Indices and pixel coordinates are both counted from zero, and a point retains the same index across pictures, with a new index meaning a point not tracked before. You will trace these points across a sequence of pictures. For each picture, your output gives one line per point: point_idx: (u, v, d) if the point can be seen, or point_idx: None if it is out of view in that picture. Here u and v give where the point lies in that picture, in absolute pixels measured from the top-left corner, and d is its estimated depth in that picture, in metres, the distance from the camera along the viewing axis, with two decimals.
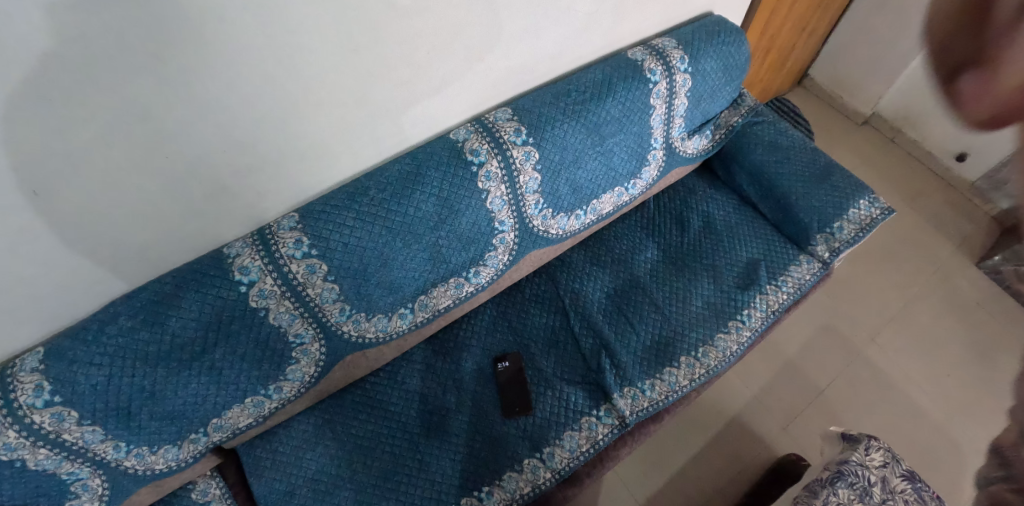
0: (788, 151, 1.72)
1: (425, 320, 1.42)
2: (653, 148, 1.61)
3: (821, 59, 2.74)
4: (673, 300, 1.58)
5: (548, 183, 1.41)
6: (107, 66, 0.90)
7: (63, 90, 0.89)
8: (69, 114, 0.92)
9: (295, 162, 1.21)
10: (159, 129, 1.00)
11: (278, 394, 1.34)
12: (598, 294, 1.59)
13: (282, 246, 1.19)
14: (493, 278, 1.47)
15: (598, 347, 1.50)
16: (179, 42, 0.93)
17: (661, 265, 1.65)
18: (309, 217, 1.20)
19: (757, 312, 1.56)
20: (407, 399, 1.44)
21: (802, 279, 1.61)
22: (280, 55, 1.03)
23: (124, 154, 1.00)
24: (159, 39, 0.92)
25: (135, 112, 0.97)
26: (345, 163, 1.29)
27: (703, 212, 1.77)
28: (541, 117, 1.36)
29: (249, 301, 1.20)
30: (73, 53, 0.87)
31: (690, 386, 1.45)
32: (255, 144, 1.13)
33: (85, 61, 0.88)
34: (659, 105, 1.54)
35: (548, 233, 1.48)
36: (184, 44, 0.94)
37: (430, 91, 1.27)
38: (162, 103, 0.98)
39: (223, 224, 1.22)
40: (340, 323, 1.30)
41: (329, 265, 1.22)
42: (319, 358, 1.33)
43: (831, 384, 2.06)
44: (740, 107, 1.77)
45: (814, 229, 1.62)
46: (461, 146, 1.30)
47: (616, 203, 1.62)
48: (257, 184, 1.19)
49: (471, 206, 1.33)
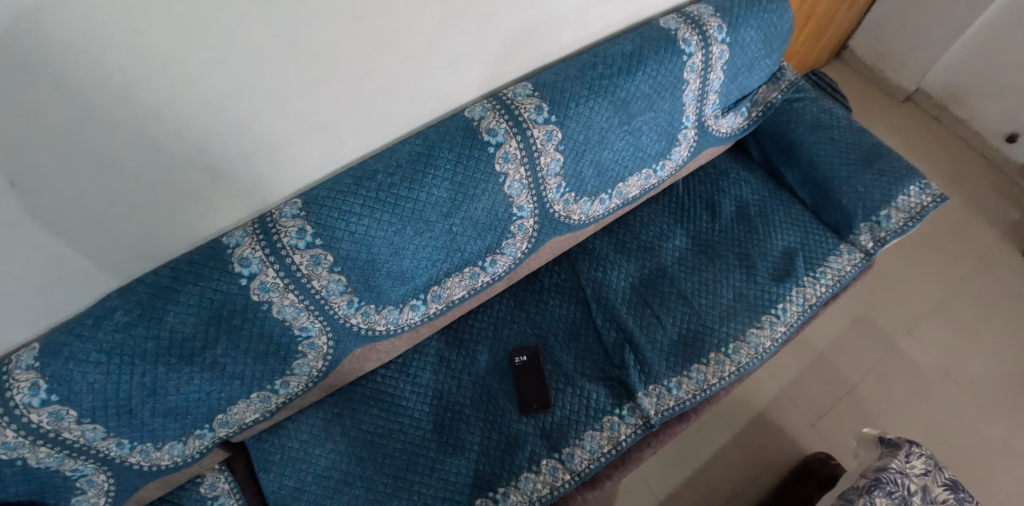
0: (830, 131, 1.61)
1: (438, 311, 1.33)
2: (684, 128, 1.49)
3: (862, 30, 2.55)
4: (703, 292, 1.47)
5: (571, 165, 1.30)
6: (85, 42, 0.82)
7: (36, 68, 0.81)
8: (44, 94, 0.84)
9: (295, 145, 1.11)
10: (143, 111, 0.92)
11: (285, 389, 1.28)
12: (623, 285, 1.49)
13: (284, 235, 1.10)
14: (511, 267, 1.36)
15: (621, 341, 1.40)
16: (160, 12, 0.84)
17: (690, 253, 1.55)
18: (313, 204, 1.11)
19: (792, 306, 1.46)
20: (419, 394, 1.37)
21: (842, 271, 1.52)
22: (278, 27, 0.93)
23: (107, 139, 0.92)
24: (138, 9, 0.82)
25: (115, 92, 0.88)
26: (350, 144, 1.19)
27: (735, 195, 1.65)
28: (565, 93, 1.24)
29: (251, 295, 1.12)
30: (44, 26, 0.79)
31: (720, 385, 1.36)
32: (251, 126, 1.03)
33: (58, 36, 0.80)
34: (693, 79, 1.42)
35: (570, 219, 1.37)
36: (166, 15, 0.84)
37: (442, 65, 1.16)
38: (139, 81, 0.89)
39: (220, 212, 1.13)
40: (348, 315, 1.22)
41: (335, 255, 1.13)
42: (327, 352, 1.26)
43: (864, 378, 1.96)
44: (780, 82, 1.67)
45: (858, 217, 1.53)
46: (477, 126, 1.19)
47: (644, 187, 1.50)
48: (256, 168, 1.10)
49: (488, 192, 1.22)
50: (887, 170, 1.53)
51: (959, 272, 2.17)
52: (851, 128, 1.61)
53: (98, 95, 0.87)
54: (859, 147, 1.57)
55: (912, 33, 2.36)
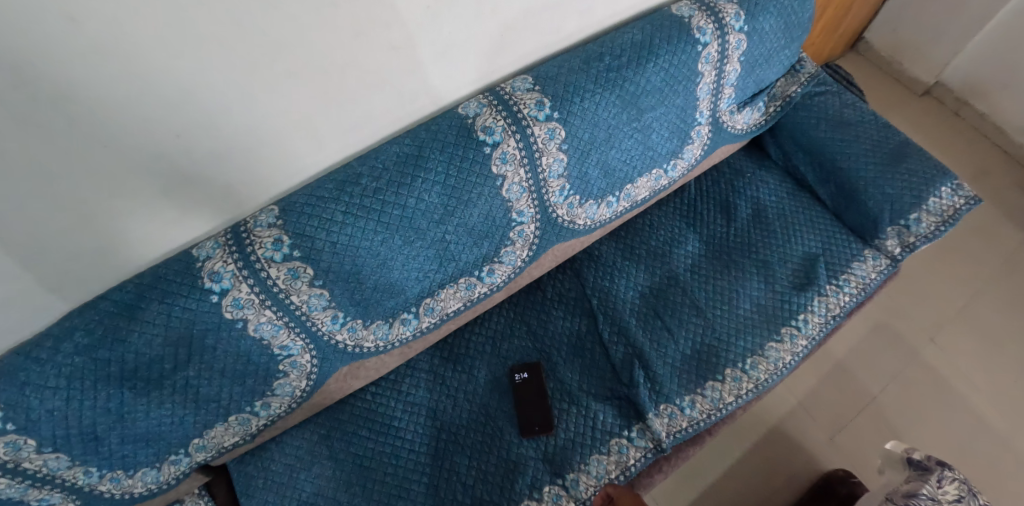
0: (854, 128, 1.50)
1: (431, 325, 1.22)
2: (697, 124, 1.38)
3: (880, 20, 2.43)
4: (718, 302, 1.37)
5: (576, 166, 1.18)
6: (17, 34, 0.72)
7: None
8: None
9: (269, 147, 1.01)
10: (91, 111, 0.82)
11: (267, 410, 1.19)
12: (631, 295, 1.38)
13: (258, 246, 1.00)
14: (510, 277, 1.25)
15: (630, 356, 1.30)
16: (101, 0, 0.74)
17: (704, 259, 1.44)
18: (291, 211, 1.01)
19: (814, 317, 1.36)
20: (412, 414, 1.27)
21: (866, 278, 1.41)
22: (241, 15, 0.82)
23: (51, 143, 0.82)
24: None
25: (57, 91, 0.78)
26: (332, 145, 1.08)
27: (752, 197, 1.54)
28: (568, 87, 1.13)
29: (223, 313, 1.01)
30: None
31: (736, 404, 1.26)
32: (217, 126, 0.93)
33: None
34: (708, 71, 1.31)
35: (574, 225, 1.26)
36: (109, 1, 0.74)
37: (431, 57, 1.05)
38: (84, 77, 0.79)
39: (188, 221, 1.03)
40: (333, 332, 1.12)
41: (316, 267, 1.03)
42: (311, 371, 1.16)
43: (885, 388, 1.86)
44: (799, 75, 1.57)
45: (885, 220, 1.42)
46: (472, 124, 1.08)
47: (653, 188, 1.39)
48: (225, 173, 1.00)
49: (484, 196, 1.11)
50: (916, 169, 1.41)
51: (984, 275, 2.05)
52: (876, 124, 1.50)
53: (37, 92, 0.78)
54: (885, 145, 1.46)
55: (933, 24, 2.24)
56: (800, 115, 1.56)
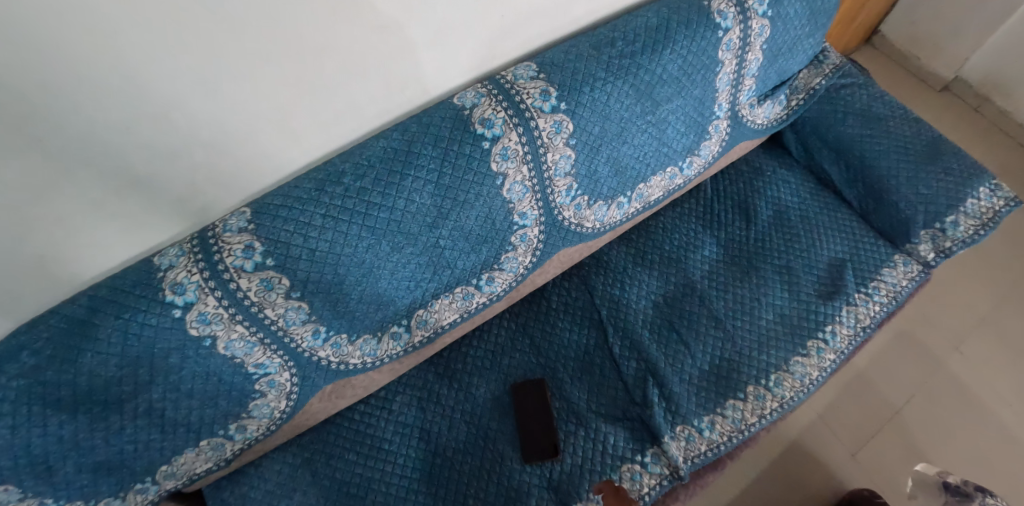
0: (883, 123, 1.39)
1: (424, 340, 1.11)
2: (715, 118, 1.27)
3: (896, 13, 2.31)
4: (738, 313, 1.25)
5: (584, 163, 1.07)
6: None
7: None
8: None
9: (237, 141, 0.89)
10: (22, 96, 0.71)
11: (242, 434, 1.07)
12: (643, 305, 1.27)
13: (226, 254, 0.89)
14: (511, 286, 1.13)
15: (643, 373, 1.18)
16: None
17: (722, 266, 1.33)
18: (265, 214, 0.90)
19: (843, 329, 1.24)
20: (404, 436, 1.15)
21: (897, 286, 1.30)
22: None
23: None
24: None
25: None
26: (311, 140, 0.96)
27: (772, 197, 1.42)
28: (577, 75, 1.01)
29: (188, 329, 0.90)
30: None
31: (760, 425, 1.14)
32: (174, 117, 0.81)
33: None
34: (728, 60, 1.19)
35: (582, 228, 1.15)
36: None
37: (422, 40, 0.93)
38: (10, 59, 0.68)
39: (148, 226, 0.92)
40: (314, 348, 1.01)
41: (292, 278, 0.92)
42: (291, 391, 1.04)
43: (909, 401, 1.74)
44: (823, 66, 1.45)
45: (919, 223, 1.31)
46: (468, 115, 0.96)
47: (668, 188, 1.28)
48: (187, 171, 0.88)
49: (482, 197, 1.00)
50: (953, 167, 1.30)
51: (1012, 280, 1.93)
52: (907, 119, 1.39)
53: None
54: (917, 141, 1.35)
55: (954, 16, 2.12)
56: (825, 108, 1.44)
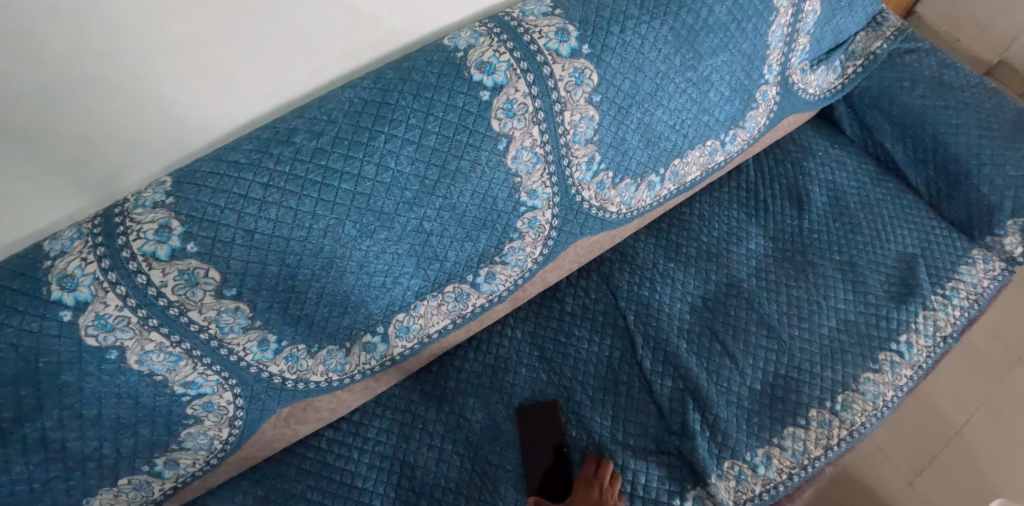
0: (960, 91, 1.16)
1: (407, 352, 0.88)
2: (764, 82, 1.04)
3: None
4: (794, 319, 1.03)
5: (610, 129, 0.84)
6: None
7: None
8: None
9: (147, 83, 0.68)
10: None
11: (173, 470, 0.82)
12: (678, 309, 1.04)
13: (134, 236, 0.66)
14: (516, 284, 0.90)
15: (680, 393, 0.95)
16: None
17: (770, 261, 1.10)
18: (189, 184, 0.68)
19: (920, 339, 1.01)
20: (381, 471, 0.92)
21: (980, 287, 1.07)
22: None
23: None
24: None
25: None
26: (251, 89, 0.75)
27: (826, 180, 1.20)
28: (602, 11, 0.79)
29: (85, 338, 0.67)
30: None
31: (826, 459, 0.92)
32: (48, 40, 0.60)
33: None
34: (784, 8, 0.97)
35: (605, 213, 0.92)
36: None
37: None
38: None
39: (31, 199, 0.69)
40: (263, 363, 0.78)
41: (224, 270, 0.70)
42: (235, 416, 0.81)
43: (972, 419, 1.43)
44: (882, 28, 1.22)
45: (1007, 210, 1.07)
46: (462, 59, 0.74)
47: (707, 166, 1.05)
48: (77, 122, 0.66)
49: (479, 166, 0.77)
50: None
51: None
52: (987, 87, 1.16)
53: None
54: (1003, 112, 1.12)
55: None
56: (887, 76, 1.22)
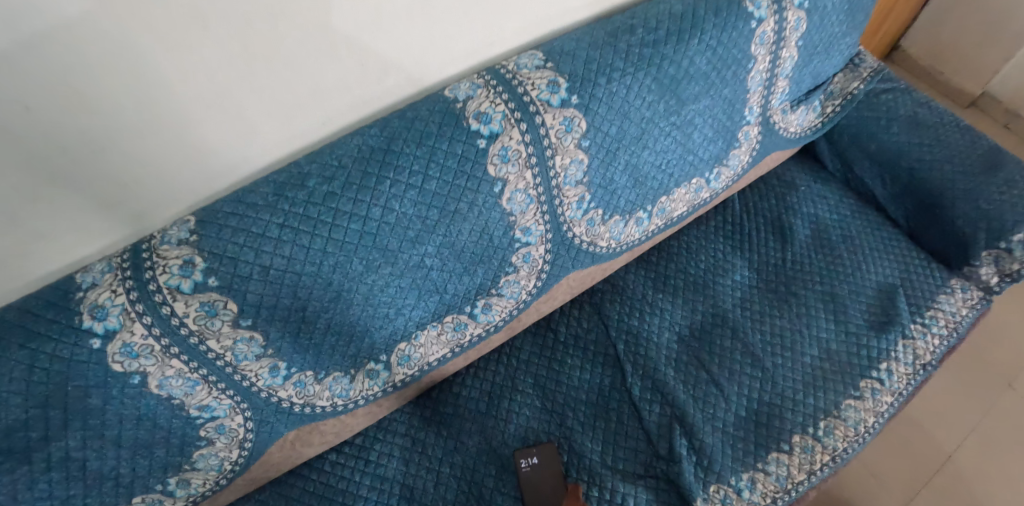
0: (934, 130, 1.22)
1: (408, 379, 0.94)
2: (745, 124, 1.11)
3: (920, 21, 2.08)
4: (777, 348, 1.07)
5: (599, 171, 0.91)
6: None
7: None
8: None
9: (177, 134, 0.75)
10: None
11: (184, 490, 0.87)
12: (666, 338, 1.09)
13: (160, 270, 0.73)
14: (512, 314, 0.96)
15: (667, 419, 1.00)
16: None
17: (755, 292, 1.15)
18: (211, 223, 0.74)
19: (901, 367, 1.06)
20: (382, 493, 0.96)
21: (957, 316, 1.12)
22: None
23: None
24: None
25: None
26: (269, 137, 0.82)
27: (809, 214, 1.26)
28: (590, 64, 0.86)
29: (111, 365, 0.73)
30: None
31: (809, 484, 0.95)
32: (93, 98, 0.67)
33: None
34: (762, 56, 1.05)
35: (595, 248, 0.98)
36: None
37: (401, 15, 0.79)
38: None
39: (68, 237, 0.76)
40: (273, 388, 0.84)
41: (242, 302, 0.76)
42: (245, 439, 0.86)
43: (961, 445, 1.47)
44: (859, 70, 1.29)
45: (980, 242, 1.13)
46: (462, 110, 0.81)
47: (693, 202, 1.11)
48: (113, 165, 0.73)
49: (477, 207, 0.83)
50: (1019, 178, 1.13)
51: None
52: (960, 126, 1.23)
53: None
54: (974, 150, 1.18)
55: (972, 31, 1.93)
56: (865, 116, 1.29)
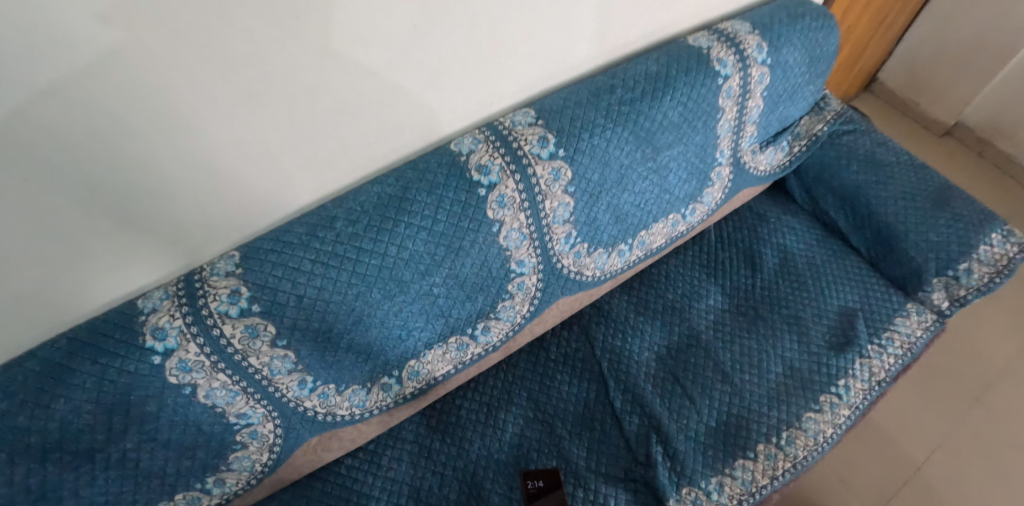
0: (890, 169, 1.35)
1: (416, 391, 1.07)
2: (717, 165, 1.25)
3: (896, 57, 2.23)
4: (745, 366, 1.20)
5: (584, 211, 1.05)
6: None
7: None
8: None
9: (228, 183, 0.90)
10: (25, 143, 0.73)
11: (220, 488, 1.00)
12: (646, 356, 1.22)
13: (211, 298, 0.86)
14: (508, 335, 1.09)
15: (646, 429, 1.13)
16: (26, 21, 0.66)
17: (727, 315, 1.28)
18: (254, 258, 0.88)
19: (857, 384, 1.18)
20: (392, 493, 1.08)
21: (912, 337, 1.24)
22: (184, 27, 0.73)
23: None
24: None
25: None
26: (302, 183, 0.97)
27: (778, 244, 1.39)
28: (575, 121, 1.00)
29: (167, 377, 0.86)
30: None
31: (772, 487, 1.07)
32: (166, 158, 0.83)
33: None
34: (729, 107, 1.19)
35: (582, 276, 1.11)
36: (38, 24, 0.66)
37: (414, 82, 0.94)
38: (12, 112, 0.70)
39: (135, 266, 0.92)
40: (300, 399, 0.97)
41: (279, 325, 0.89)
42: (274, 443, 0.99)
43: (930, 458, 1.58)
44: (824, 113, 1.43)
45: (930, 271, 1.26)
46: (465, 162, 0.95)
47: (670, 235, 1.25)
48: (173, 210, 0.89)
49: (477, 244, 0.97)
50: (964, 214, 1.26)
51: None
52: (914, 165, 1.36)
53: None
54: (926, 188, 1.31)
55: (945, 66, 2.07)
56: (829, 155, 1.42)
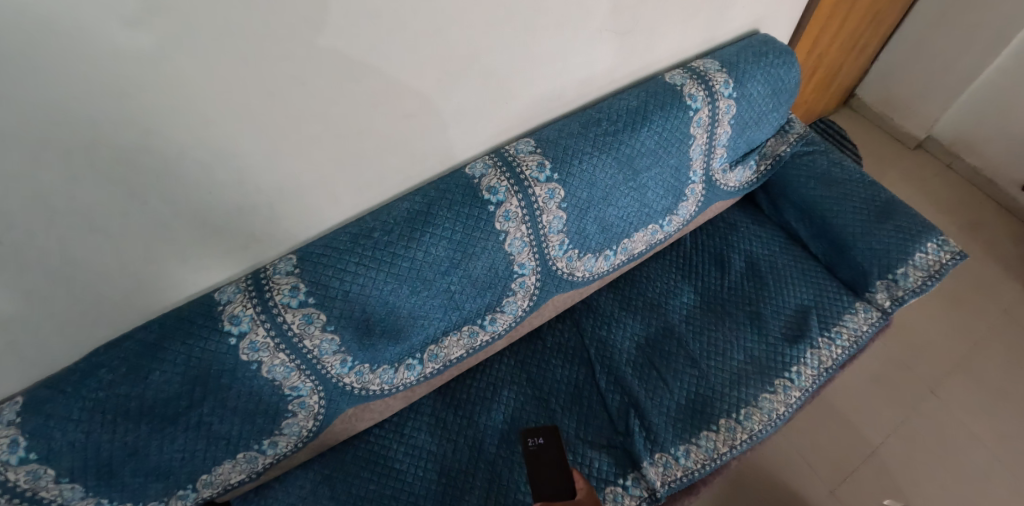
0: (843, 186, 1.56)
1: (435, 371, 1.28)
2: (691, 182, 1.46)
3: (870, 76, 2.43)
4: (711, 354, 1.42)
5: (574, 222, 1.26)
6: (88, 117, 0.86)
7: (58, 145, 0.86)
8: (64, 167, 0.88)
9: (287, 200, 1.12)
10: (148, 176, 0.95)
11: (273, 449, 1.21)
12: (627, 345, 1.44)
13: (276, 292, 1.08)
14: (511, 325, 1.31)
15: (626, 405, 1.35)
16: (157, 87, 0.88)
17: (698, 311, 1.50)
18: (308, 261, 1.10)
19: (807, 369, 1.39)
20: (413, 457, 1.30)
21: (858, 331, 1.44)
22: (265, 83, 0.95)
23: (110, 201, 0.95)
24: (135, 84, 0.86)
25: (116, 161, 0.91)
26: (343, 199, 1.19)
27: (745, 250, 1.61)
28: (567, 149, 1.22)
29: (240, 355, 1.08)
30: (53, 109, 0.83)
31: (731, 454, 1.28)
32: (245, 183, 1.05)
33: (66, 120, 0.85)
34: (700, 134, 1.40)
35: (573, 276, 1.33)
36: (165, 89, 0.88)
37: (436, 120, 1.17)
38: (139, 153, 0.92)
39: (212, 267, 1.14)
40: (341, 375, 1.18)
41: (328, 314, 1.11)
42: (319, 412, 1.20)
43: (885, 442, 1.78)
44: (788, 135, 1.64)
45: (873, 274, 1.46)
46: (478, 183, 1.17)
47: (650, 242, 1.46)
48: (245, 222, 1.11)
49: (487, 250, 1.19)
50: (904, 225, 1.46)
51: (997, 331, 1.98)
52: (864, 182, 1.56)
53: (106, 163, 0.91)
54: (873, 202, 1.51)
55: (919, 84, 2.27)
56: (790, 173, 1.63)
